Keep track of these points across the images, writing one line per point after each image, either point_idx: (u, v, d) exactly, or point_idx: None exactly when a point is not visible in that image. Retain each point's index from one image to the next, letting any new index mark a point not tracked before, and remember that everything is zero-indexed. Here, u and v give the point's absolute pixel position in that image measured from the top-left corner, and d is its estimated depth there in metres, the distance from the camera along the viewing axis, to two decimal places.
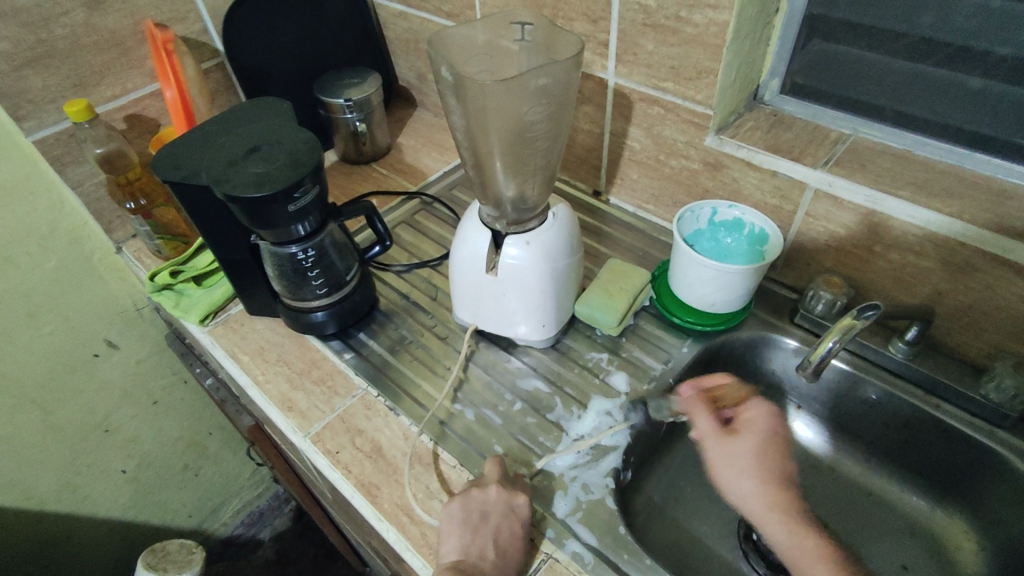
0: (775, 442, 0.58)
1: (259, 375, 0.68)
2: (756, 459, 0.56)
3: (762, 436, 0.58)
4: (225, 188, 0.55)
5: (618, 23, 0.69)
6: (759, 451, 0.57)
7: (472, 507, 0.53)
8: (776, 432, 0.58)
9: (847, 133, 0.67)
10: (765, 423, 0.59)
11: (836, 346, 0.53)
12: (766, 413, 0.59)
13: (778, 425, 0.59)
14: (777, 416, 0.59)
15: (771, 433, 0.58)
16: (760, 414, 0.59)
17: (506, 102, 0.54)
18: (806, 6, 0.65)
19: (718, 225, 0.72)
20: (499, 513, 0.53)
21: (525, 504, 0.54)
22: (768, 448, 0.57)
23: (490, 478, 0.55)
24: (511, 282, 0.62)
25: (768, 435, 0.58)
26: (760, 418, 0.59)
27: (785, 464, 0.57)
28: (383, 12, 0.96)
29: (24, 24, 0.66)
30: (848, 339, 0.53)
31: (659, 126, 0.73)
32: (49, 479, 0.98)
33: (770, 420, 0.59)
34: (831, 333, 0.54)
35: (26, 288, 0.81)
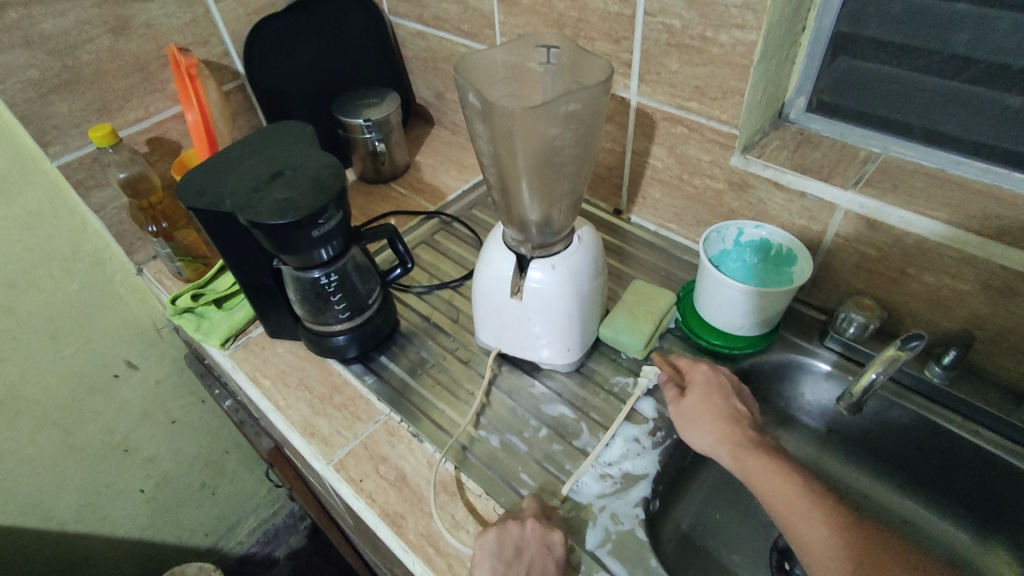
0: (723, 391, 0.61)
1: (281, 400, 0.68)
2: (711, 408, 0.59)
3: (709, 388, 0.61)
4: (250, 214, 0.55)
5: (642, 43, 0.68)
6: (709, 400, 0.60)
7: (505, 539, 0.52)
8: (722, 382, 0.62)
9: (876, 152, 0.66)
10: (706, 378, 0.62)
11: (881, 376, 0.54)
12: (705, 370, 0.63)
13: (720, 378, 0.62)
14: (717, 372, 0.63)
15: (715, 384, 0.61)
16: (700, 371, 0.63)
17: (534, 128, 0.53)
18: (833, 24, 0.64)
19: (744, 245, 0.70)
20: (534, 548, 0.51)
21: (561, 542, 0.52)
22: (716, 395, 0.60)
23: (528, 513, 0.54)
24: (536, 305, 0.61)
25: (711, 387, 0.61)
26: (700, 374, 0.62)
27: (731, 408, 0.59)
28: (401, 32, 0.96)
29: (51, 51, 0.67)
30: (893, 369, 0.54)
31: (682, 146, 0.72)
32: (69, 500, 0.98)
33: (710, 375, 0.62)
34: (875, 363, 0.55)
35: (47, 311, 0.81)
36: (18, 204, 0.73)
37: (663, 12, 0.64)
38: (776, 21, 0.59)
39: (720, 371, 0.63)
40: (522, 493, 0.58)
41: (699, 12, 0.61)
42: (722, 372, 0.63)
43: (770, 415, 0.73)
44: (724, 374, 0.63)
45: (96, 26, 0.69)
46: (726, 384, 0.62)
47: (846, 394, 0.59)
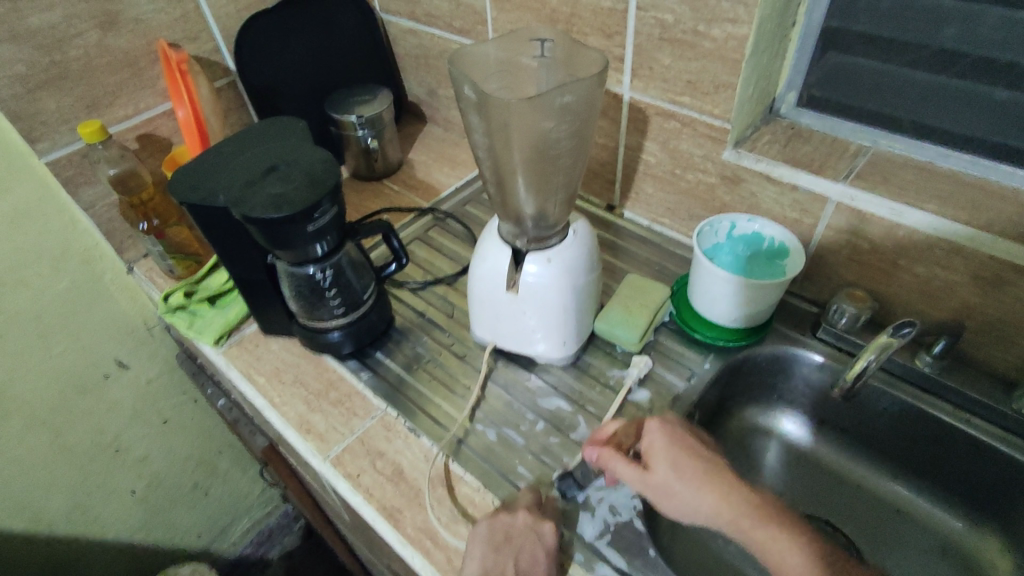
0: (687, 449, 0.55)
1: (276, 397, 0.67)
2: (683, 472, 0.53)
3: (673, 450, 0.54)
4: (244, 209, 0.55)
5: (634, 37, 0.68)
6: (677, 465, 0.54)
7: (497, 528, 0.53)
8: (681, 440, 0.56)
9: (867, 146, 0.67)
10: (665, 441, 0.55)
11: (873, 364, 0.55)
12: (659, 433, 0.56)
13: (677, 435, 0.56)
14: (671, 429, 0.57)
15: (674, 444, 0.55)
16: (655, 434, 0.56)
17: (530, 120, 0.53)
18: (823, 19, 0.65)
19: (736, 239, 0.71)
20: (524, 536, 0.52)
21: (552, 531, 0.53)
22: (682, 457, 0.54)
23: (521, 504, 0.55)
24: (532, 300, 0.61)
25: (675, 450, 0.55)
26: (658, 439, 0.56)
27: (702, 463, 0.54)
28: (393, 29, 0.96)
29: (39, 46, 0.66)
30: (885, 356, 0.55)
31: (675, 141, 0.73)
32: (60, 502, 0.97)
33: (666, 435, 0.56)
34: (867, 351, 0.55)
35: (36, 310, 0.80)
36: (6, 201, 0.72)
37: (655, 7, 0.64)
38: (767, 15, 0.59)
39: (673, 427, 0.57)
40: (519, 486, 0.58)
41: (691, 7, 0.62)
42: (675, 428, 0.57)
43: (763, 407, 0.74)
44: (678, 430, 0.57)
45: (84, 21, 0.69)
46: (684, 441, 0.56)
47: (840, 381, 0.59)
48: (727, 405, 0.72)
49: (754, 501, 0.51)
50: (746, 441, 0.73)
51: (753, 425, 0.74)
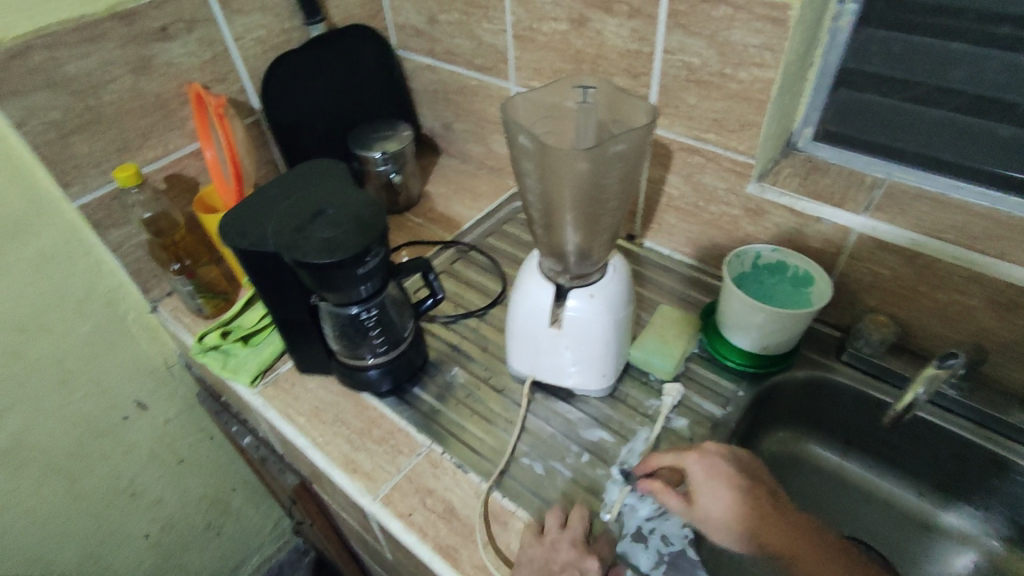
0: (730, 481, 0.56)
1: (318, 436, 0.67)
2: (724, 507, 0.55)
3: (714, 485, 0.56)
4: (297, 253, 0.55)
5: (660, 78, 0.71)
6: (718, 498, 0.55)
7: (541, 563, 0.53)
8: (723, 472, 0.56)
9: (881, 177, 0.70)
10: (707, 474, 0.56)
11: (924, 394, 0.59)
12: (702, 468, 0.57)
13: (720, 467, 0.57)
14: (711, 459, 0.57)
15: (717, 475, 0.56)
16: (695, 466, 0.57)
17: (587, 172, 0.54)
18: (839, 61, 0.67)
19: (761, 267, 0.74)
20: (567, 572, 0.53)
21: (595, 570, 0.54)
22: (721, 490, 0.56)
23: (566, 533, 0.56)
24: (575, 334, 0.63)
25: (716, 483, 0.56)
26: (699, 470, 0.57)
27: (745, 489, 0.56)
28: (410, 65, 0.98)
29: (74, 92, 0.67)
30: (935, 388, 0.59)
31: (698, 174, 0.76)
32: (74, 549, 0.95)
33: (709, 470, 0.57)
34: (919, 382, 0.60)
35: (60, 353, 0.80)
36: (34, 245, 0.72)
37: (682, 51, 0.67)
38: (792, 60, 0.62)
39: (712, 455, 0.58)
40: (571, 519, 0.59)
41: (718, 51, 0.65)
42: (718, 457, 0.58)
43: (792, 429, 0.76)
44: (718, 459, 0.57)
45: (118, 67, 0.69)
46: (726, 470, 0.56)
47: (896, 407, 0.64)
48: (758, 430, 0.74)
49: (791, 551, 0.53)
50: (779, 464, 0.74)
51: (783, 447, 0.75)
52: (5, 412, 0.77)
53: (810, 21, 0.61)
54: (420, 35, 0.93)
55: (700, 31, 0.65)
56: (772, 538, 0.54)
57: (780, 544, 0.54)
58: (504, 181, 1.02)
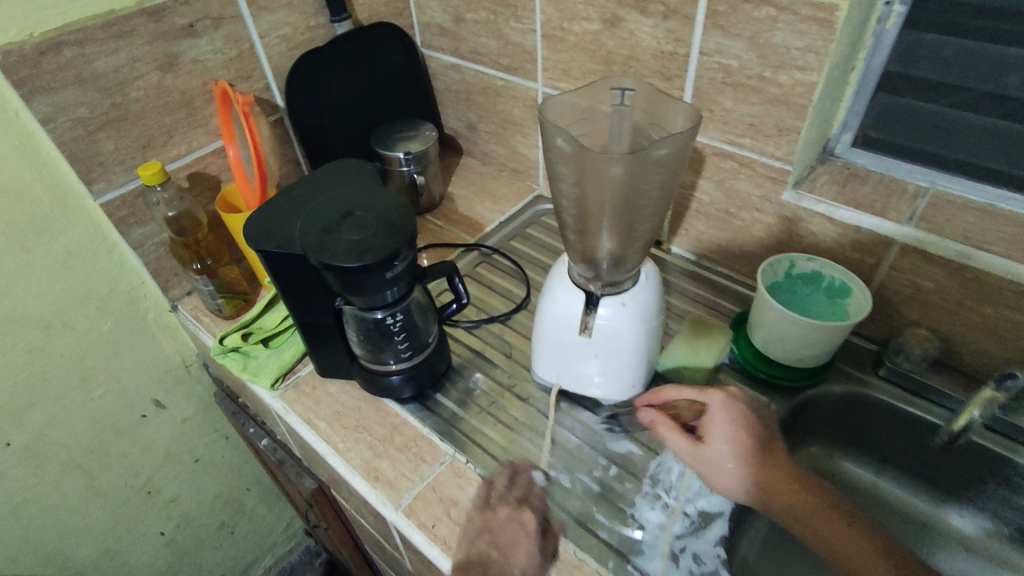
0: (747, 426, 0.57)
1: (340, 443, 0.66)
2: (735, 450, 0.56)
3: (731, 428, 0.57)
4: (324, 256, 0.54)
5: (695, 81, 0.69)
6: (732, 441, 0.57)
7: (479, 525, 0.57)
8: (742, 416, 0.58)
9: (925, 186, 0.67)
10: (724, 416, 0.58)
11: (983, 414, 0.58)
12: (722, 410, 0.58)
13: (740, 410, 0.58)
14: (733, 402, 0.58)
15: (736, 419, 0.57)
16: (716, 407, 0.58)
17: (627, 177, 0.52)
18: (884, 64, 0.65)
19: (795, 277, 0.72)
20: (506, 528, 0.57)
21: (532, 518, 0.58)
22: (737, 435, 0.57)
23: (512, 492, 0.60)
24: (606, 343, 0.61)
25: (733, 426, 0.57)
26: (719, 412, 0.58)
27: (759, 437, 0.57)
28: (434, 64, 0.96)
29: (101, 89, 0.66)
30: (994, 408, 0.58)
31: (732, 180, 0.74)
32: (89, 548, 0.94)
33: (730, 414, 0.58)
34: (977, 402, 0.58)
35: (80, 351, 0.79)
36: (58, 243, 0.71)
37: (720, 53, 0.65)
38: (837, 63, 0.60)
39: (733, 400, 0.59)
40: (601, 535, 0.57)
41: (758, 53, 0.63)
42: (739, 403, 0.59)
43: (825, 444, 0.74)
44: (739, 404, 0.59)
45: (145, 64, 0.68)
46: (746, 416, 0.58)
47: (946, 428, 0.63)
48: (791, 444, 0.72)
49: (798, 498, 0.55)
50: None
51: (817, 463, 0.73)
52: (25, 409, 0.77)
53: (857, 23, 0.59)
54: (446, 34, 0.91)
55: (740, 33, 0.63)
56: (778, 487, 0.55)
57: (784, 494, 0.55)
58: (527, 183, 1.00)
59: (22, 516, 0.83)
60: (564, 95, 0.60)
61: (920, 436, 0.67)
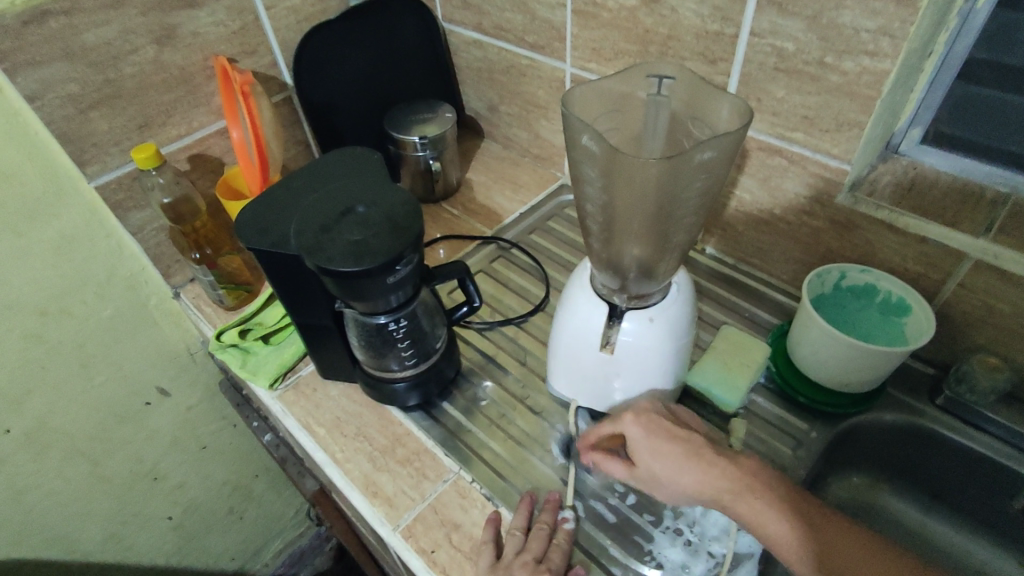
0: (666, 433, 0.52)
1: (338, 452, 0.62)
2: (665, 459, 0.52)
3: (652, 440, 0.52)
4: (319, 259, 0.48)
5: (743, 65, 0.61)
6: (658, 452, 0.52)
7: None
8: (659, 425, 0.53)
9: (1005, 192, 0.55)
10: (643, 432, 0.53)
11: None
12: (636, 425, 0.53)
13: (653, 421, 0.53)
14: (647, 415, 0.54)
15: (651, 431, 0.53)
16: (631, 426, 0.53)
17: (664, 182, 0.45)
18: (969, 49, 0.54)
19: (844, 289, 0.65)
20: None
21: None
22: (661, 445, 0.52)
23: (528, 547, 0.52)
24: (628, 360, 0.55)
25: (654, 439, 0.52)
26: (635, 429, 0.53)
27: (683, 437, 0.52)
28: (454, 39, 0.89)
29: (92, 64, 0.61)
30: None
31: (778, 178, 0.66)
32: (95, 531, 0.93)
33: (643, 427, 0.53)
34: None
35: (79, 338, 0.76)
36: (53, 228, 0.68)
37: (774, 33, 0.57)
38: (914, 49, 0.52)
39: (647, 413, 0.54)
40: (614, 573, 0.53)
41: (820, 35, 0.54)
42: (651, 413, 0.54)
43: (867, 475, 0.67)
44: (654, 415, 0.54)
45: (140, 36, 0.63)
46: (661, 425, 0.53)
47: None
48: (828, 473, 0.65)
49: (751, 489, 0.49)
50: (851, 513, 0.65)
51: (855, 494, 0.66)
52: (23, 397, 0.75)
53: (943, 1, 0.50)
54: (468, 7, 0.84)
55: (799, 11, 0.54)
56: (722, 484, 0.49)
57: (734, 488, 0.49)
58: (551, 171, 0.93)
59: (23, 502, 0.82)
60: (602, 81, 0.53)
61: (978, 472, 0.60)
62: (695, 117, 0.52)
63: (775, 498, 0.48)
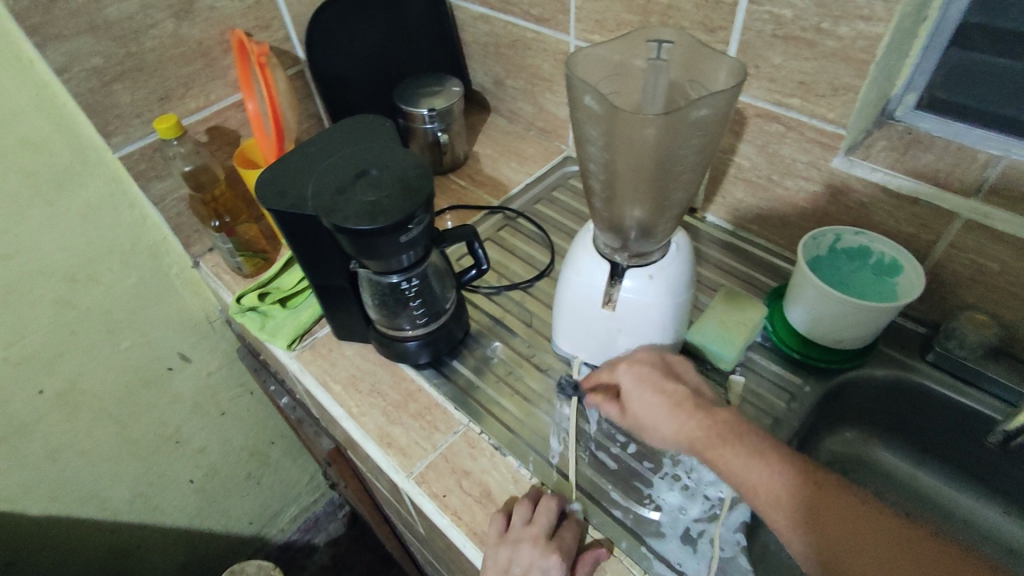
0: (653, 383, 0.56)
1: (354, 407, 0.65)
2: (652, 408, 0.55)
3: (640, 389, 0.56)
4: (335, 218, 0.51)
5: (742, 33, 0.63)
6: (645, 398, 0.56)
7: (503, 565, 0.52)
8: (648, 375, 0.56)
9: (996, 155, 0.57)
10: (633, 381, 0.57)
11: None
12: (627, 373, 0.57)
13: (644, 371, 0.57)
14: (639, 366, 0.57)
15: (640, 379, 0.56)
16: (624, 374, 0.57)
17: (662, 140, 0.47)
18: (961, 14, 0.56)
19: (839, 252, 0.67)
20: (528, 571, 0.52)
21: (558, 565, 0.52)
22: (647, 392, 0.55)
23: (537, 523, 0.53)
24: (630, 316, 0.58)
25: (642, 387, 0.56)
26: (627, 377, 0.57)
27: (670, 388, 0.55)
28: (462, 15, 0.91)
29: (115, 37, 0.64)
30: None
31: (776, 144, 0.68)
32: (123, 492, 0.98)
33: (633, 375, 0.57)
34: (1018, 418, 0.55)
35: (105, 304, 0.80)
36: (79, 197, 0.71)
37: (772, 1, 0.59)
38: (907, 13, 0.53)
39: (639, 363, 0.58)
40: (615, 514, 0.56)
41: (816, 2, 0.56)
42: (644, 363, 0.58)
43: (860, 430, 0.70)
44: (645, 365, 0.57)
45: (159, 10, 0.66)
46: (650, 374, 0.56)
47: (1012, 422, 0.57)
48: (821, 429, 0.68)
49: (714, 430, 0.51)
50: (842, 466, 0.69)
51: (847, 447, 0.69)
52: (54, 359, 0.79)
53: None
54: None
55: None
56: (697, 433, 0.52)
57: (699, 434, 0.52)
58: (556, 143, 0.96)
59: (56, 461, 0.87)
60: (596, 48, 0.55)
61: (966, 426, 0.63)
62: (694, 81, 0.55)
63: (751, 447, 0.49)
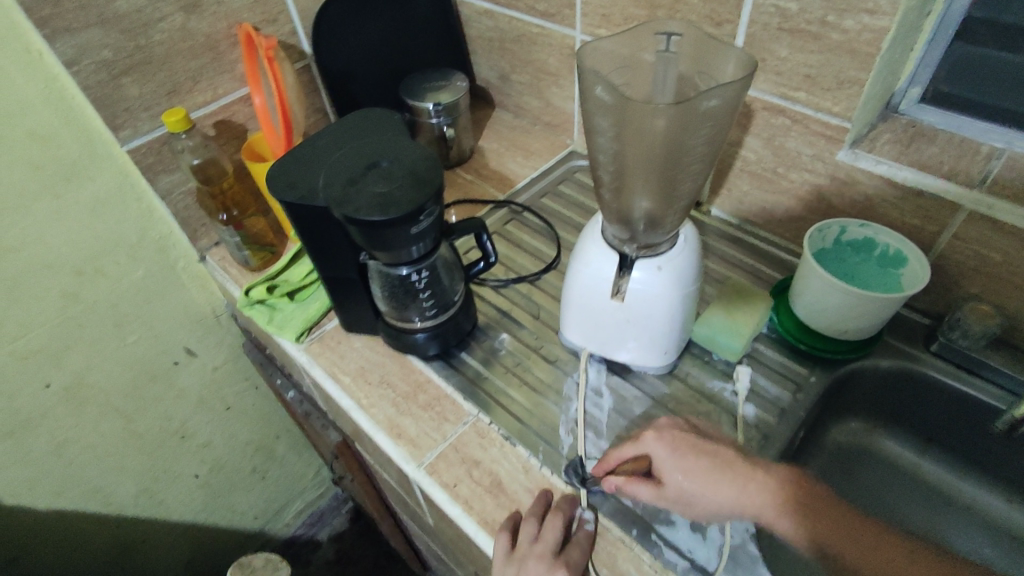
0: (691, 448, 0.52)
1: (363, 398, 0.66)
2: (698, 477, 0.51)
3: (679, 455, 0.52)
4: (347, 209, 0.52)
5: (748, 27, 0.63)
6: (688, 468, 0.51)
7: None
8: (683, 441, 0.53)
9: (999, 147, 0.58)
10: (671, 450, 0.52)
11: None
12: (659, 441, 0.53)
13: (677, 437, 0.53)
14: (670, 432, 0.54)
15: (677, 447, 0.52)
16: (657, 444, 0.53)
17: (671, 130, 0.48)
18: (965, 9, 0.56)
19: (844, 244, 0.67)
20: None
21: None
22: (687, 459, 0.51)
23: (543, 539, 0.52)
24: (639, 307, 0.58)
25: (680, 454, 0.52)
26: (659, 447, 0.53)
27: (710, 451, 0.52)
28: (466, 9, 0.91)
29: (124, 30, 0.64)
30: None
31: (781, 137, 0.68)
32: (129, 486, 0.98)
33: (667, 443, 0.53)
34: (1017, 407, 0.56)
35: (113, 298, 0.80)
36: (87, 190, 0.71)
37: None
38: (912, 6, 0.54)
39: (668, 430, 0.54)
40: (625, 502, 0.56)
41: None
42: (674, 430, 0.54)
43: (864, 421, 0.70)
44: (675, 431, 0.54)
45: (168, 4, 0.66)
46: (684, 438, 0.53)
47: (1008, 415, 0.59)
48: (826, 420, 0.69)
49: (772, 487, 0.49)
50: (846, 457, 0.69)
51: (851, 438, 0.70)
52: (62, 353, 0.79)
53: None
54: None
55: None
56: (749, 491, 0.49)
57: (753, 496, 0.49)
58: (561, 138, 0.96)
59: (64, 454, 0.87)
60: (605, 42, 0.56)
61: (969, 414, 0.64)
62: (702, 73, 0.55)
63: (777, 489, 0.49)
